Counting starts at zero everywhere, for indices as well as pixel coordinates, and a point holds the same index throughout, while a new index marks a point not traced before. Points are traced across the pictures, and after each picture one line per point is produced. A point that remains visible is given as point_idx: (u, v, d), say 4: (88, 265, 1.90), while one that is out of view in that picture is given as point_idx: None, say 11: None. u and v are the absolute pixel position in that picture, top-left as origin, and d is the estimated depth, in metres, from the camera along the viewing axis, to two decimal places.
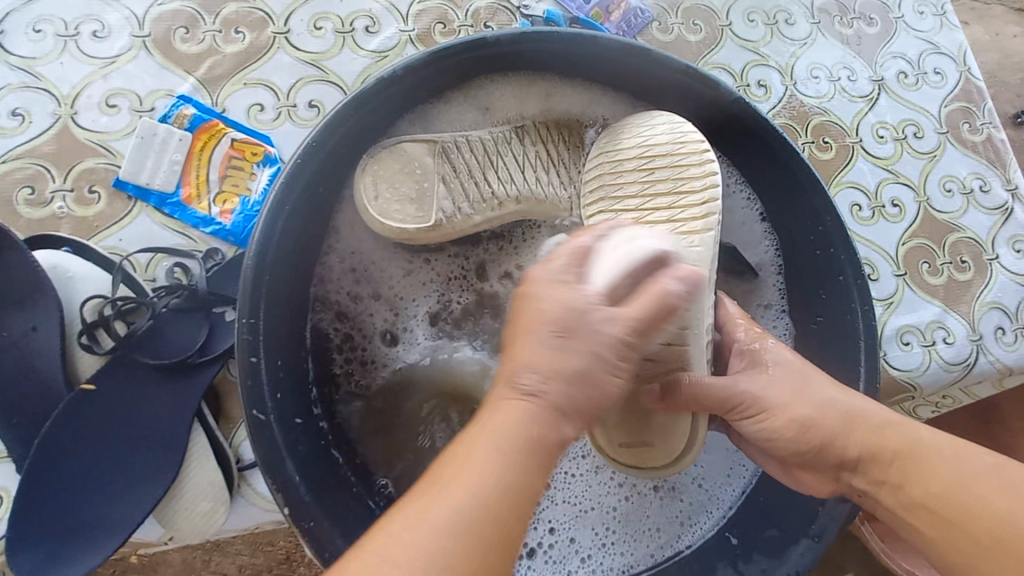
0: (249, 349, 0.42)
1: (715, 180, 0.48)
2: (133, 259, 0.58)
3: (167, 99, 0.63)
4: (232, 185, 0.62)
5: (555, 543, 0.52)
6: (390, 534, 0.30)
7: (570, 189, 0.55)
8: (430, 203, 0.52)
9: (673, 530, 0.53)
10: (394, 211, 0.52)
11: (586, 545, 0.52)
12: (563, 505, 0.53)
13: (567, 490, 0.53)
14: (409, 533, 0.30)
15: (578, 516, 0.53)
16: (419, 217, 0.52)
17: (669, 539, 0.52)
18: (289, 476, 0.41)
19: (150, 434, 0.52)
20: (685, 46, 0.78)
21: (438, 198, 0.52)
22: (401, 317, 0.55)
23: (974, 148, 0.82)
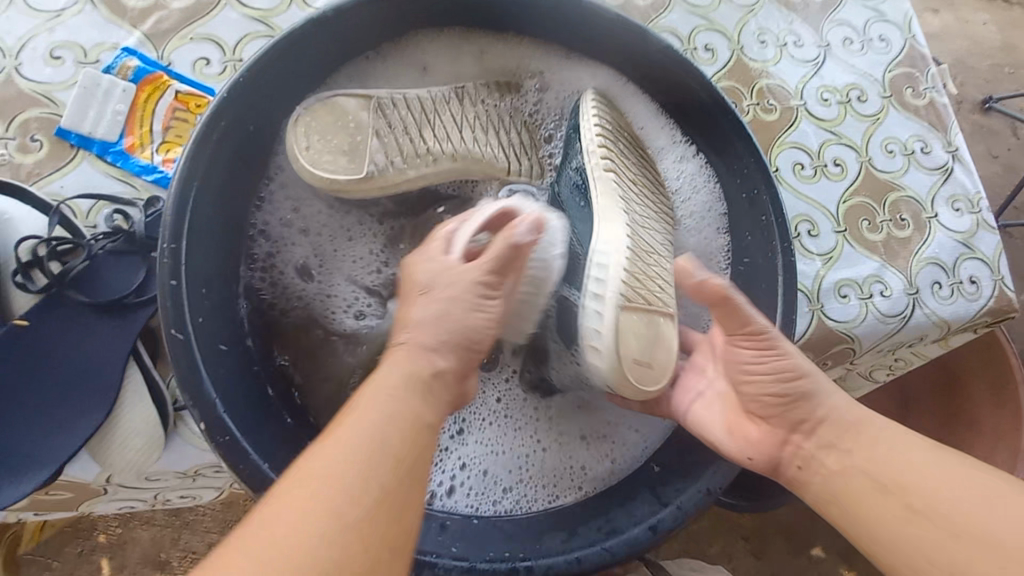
0: (170, 273, 0.43)
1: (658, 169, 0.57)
2: (74, 205, 0.59)
3: (111, 52, 0.64)
4: (176, 136, 0.63)
5: (481, 475, 0.55)
6: (279, 502, 0.34)
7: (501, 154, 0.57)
8: (363, 155, 0.53)
9: (584, 473, 0.56)
10: (326, 160, 0.52)
11: (509, 478, 0.55)
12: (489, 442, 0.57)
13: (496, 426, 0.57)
14: (293, 495, 0.34)
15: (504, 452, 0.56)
16: (351, 169, 0.53)
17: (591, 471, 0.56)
18: (205, 394, 0.42)
19: (85, 370, 0.53)
20: (633, 10, 0.79)
21: (372, 151, 0.53)
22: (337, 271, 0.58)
23: (916, 112, 0.84)
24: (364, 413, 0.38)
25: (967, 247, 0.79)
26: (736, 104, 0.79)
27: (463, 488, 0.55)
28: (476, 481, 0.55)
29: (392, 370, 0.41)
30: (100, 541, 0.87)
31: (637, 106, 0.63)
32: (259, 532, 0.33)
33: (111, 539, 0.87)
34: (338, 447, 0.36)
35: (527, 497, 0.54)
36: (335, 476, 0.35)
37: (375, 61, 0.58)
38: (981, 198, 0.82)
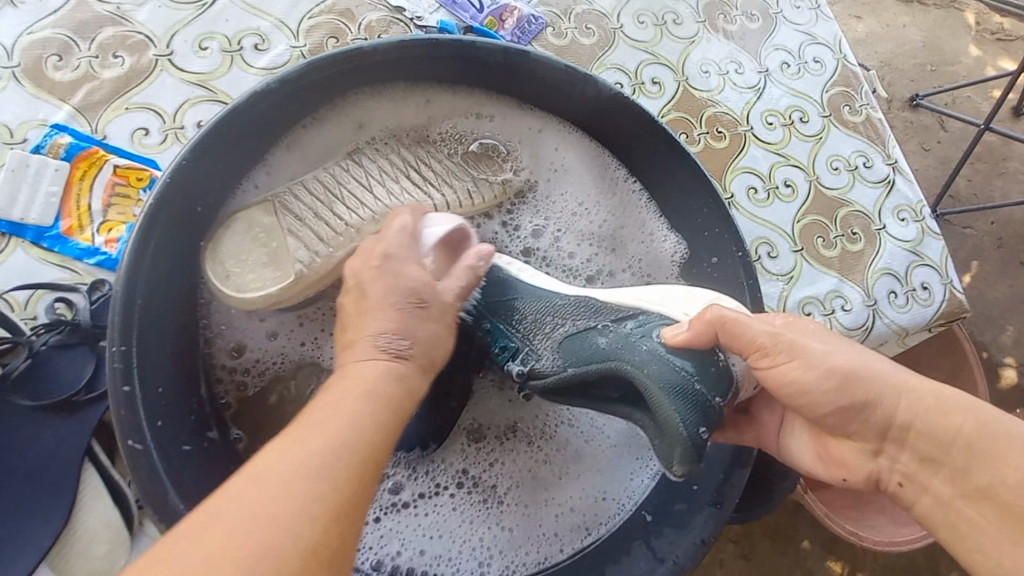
0: (123, 378, 0.41)
1: (555, 165, 0.62)
2: (10, 297, 0.55)
3: (40, 130, 0.61)
4: (118, 213, 0.60)
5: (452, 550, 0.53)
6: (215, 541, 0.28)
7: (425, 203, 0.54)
8: (286, 259, 0.50)
9: (574, 532, 0.53)
10: (249, 281, 0.49)
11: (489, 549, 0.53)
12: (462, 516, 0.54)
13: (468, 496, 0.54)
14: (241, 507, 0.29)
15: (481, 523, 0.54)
16: (277, 277, 0.49)
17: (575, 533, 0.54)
18: (171, 505, 0.40)
19: (33, 481, 0.49)
20: (580, 48, 0.80)
21: (292, 250, 0.50)
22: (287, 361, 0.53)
23: (855, 128, 0.88)
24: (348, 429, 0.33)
25: (916, 255, 0.83)
26: (687, 134, 0.81)
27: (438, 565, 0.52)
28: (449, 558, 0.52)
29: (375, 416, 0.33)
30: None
31: (564, 140, 0.62)
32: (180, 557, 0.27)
33: None
34: (272, 467, 0.30)
35: (517, 562, 0.52)
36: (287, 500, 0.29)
37: (314, 127, 0.56)
38: (924, 205, 0.86)
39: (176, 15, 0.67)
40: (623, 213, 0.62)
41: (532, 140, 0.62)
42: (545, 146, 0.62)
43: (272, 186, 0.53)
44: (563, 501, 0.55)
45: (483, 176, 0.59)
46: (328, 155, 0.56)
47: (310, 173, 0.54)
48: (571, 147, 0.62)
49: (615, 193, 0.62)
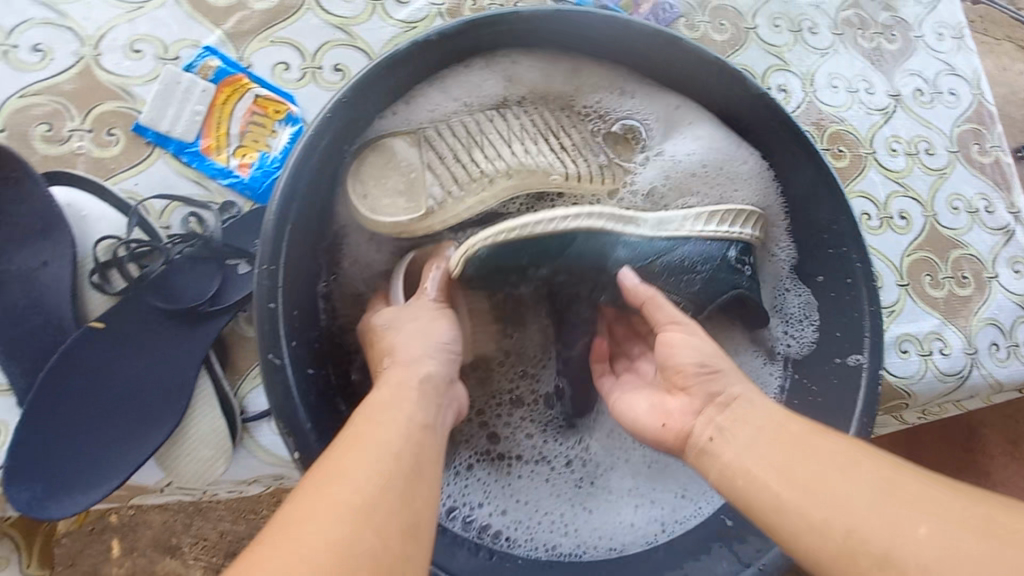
0: (267, 295, 0.42)
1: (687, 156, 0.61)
2: (148, 204, 0.58)
3: (193, 50, 0.63)
4: (252, 140, 0.62)
5: (530, 515, 0.54)
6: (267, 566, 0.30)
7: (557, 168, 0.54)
8: (420, 191, 0.52)
9: (646, 519, 0.54)
10: (383, 204, 0.52)
11: (564, 521, 0.54)
12: (542, 485, 0.56)
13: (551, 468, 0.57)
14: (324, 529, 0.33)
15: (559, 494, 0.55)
16: (410, 207, 0.52)
17: (648, 524, 0.54)
18: (300, 421, 0.42)
19: (153, 379, 0.52)
20: (710, 44, 0.78)
21: (426, 185, 0.52)
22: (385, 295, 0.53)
23: (981, 169, 0.84)
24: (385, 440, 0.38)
25: None
26: None
27: (513, 524, 0.53)
28: (526, 521, 0.53)
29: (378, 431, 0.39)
30: None
31: (701, 133, 0.60)
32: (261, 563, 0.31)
33: None
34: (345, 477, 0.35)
35: (590, 539, 0.53)
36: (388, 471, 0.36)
37: (456, 81, 0.55)
38: None
39: None
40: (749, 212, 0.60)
41: (667, 126, 0.61)
42: (676, 134, 0.61)
43: (415, 124, 0.54)
44: (644, 492, 0.56)
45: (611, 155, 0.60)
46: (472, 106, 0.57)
47: (453, 120, 0.55)
48: (709, 140, 0.60)
49: (746, 191, 0.60)
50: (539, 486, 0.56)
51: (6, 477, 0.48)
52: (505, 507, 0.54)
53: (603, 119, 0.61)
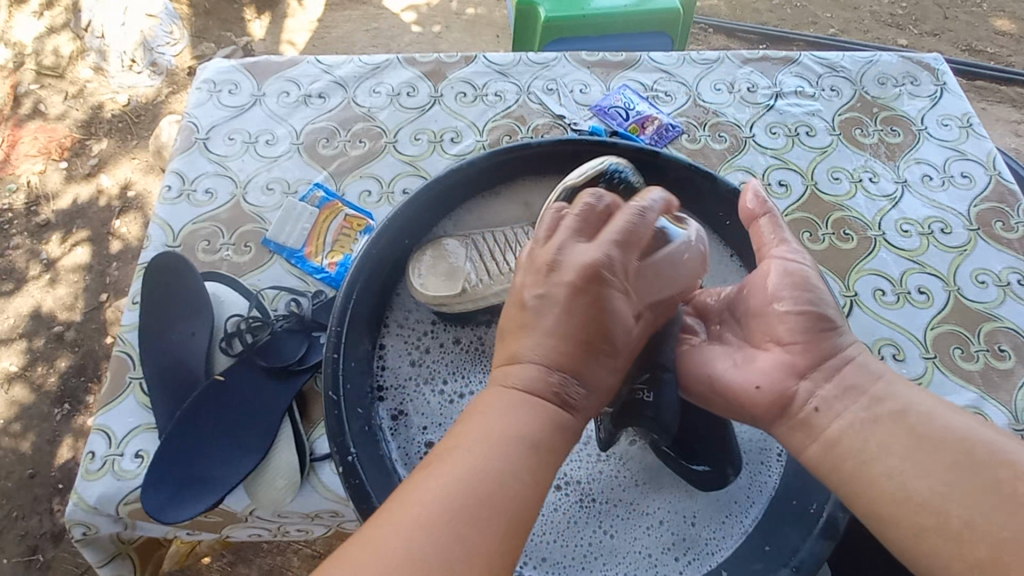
0: (333, 349, 0.59)
1: None
2: (265, 293, 0.79)
3: (307, 185, 0.88)
4: (341, 247, 0.83)
5: (537, 544, 0.56)
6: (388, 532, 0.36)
7: None
8: (459, 277, 0.66)
9: (668, 559, 0.55)
10: (432, 287, 0.65)
11: (574, 557, 0.55)
12: (554, 519, 0.57)
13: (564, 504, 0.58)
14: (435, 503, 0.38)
15: (572, 528, 0.57)
16: (450, 288, 0.65)
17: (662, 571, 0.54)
18: (346, 446, 0.56)
19: (248, 420, 0.67)
20: (710, 152, 0.92)
21: (467, 273, 0.67)
22: (441, 359, 0.65)
23: (1009, 244, 0.85)
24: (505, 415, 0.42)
25: None
26: (811, 233, 0.86)
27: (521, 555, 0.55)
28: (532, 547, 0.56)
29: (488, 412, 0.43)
30: None
31: None
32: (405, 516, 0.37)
33: None
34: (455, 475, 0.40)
35: None
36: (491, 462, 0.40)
37: (489, 199, 0.73)
38: None
39: (404, 115, 0.95)
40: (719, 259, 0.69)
41: None
42: None
43: (464, 232, 0.71)
44: (654, 536, 0.56)
45: None
46: (500, 218, 0.72)
47: (496, 228, 0.71)
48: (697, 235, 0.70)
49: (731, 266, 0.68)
50: (561, 517, 0.57)
51: (147, 485, 0.64)
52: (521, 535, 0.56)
53: None
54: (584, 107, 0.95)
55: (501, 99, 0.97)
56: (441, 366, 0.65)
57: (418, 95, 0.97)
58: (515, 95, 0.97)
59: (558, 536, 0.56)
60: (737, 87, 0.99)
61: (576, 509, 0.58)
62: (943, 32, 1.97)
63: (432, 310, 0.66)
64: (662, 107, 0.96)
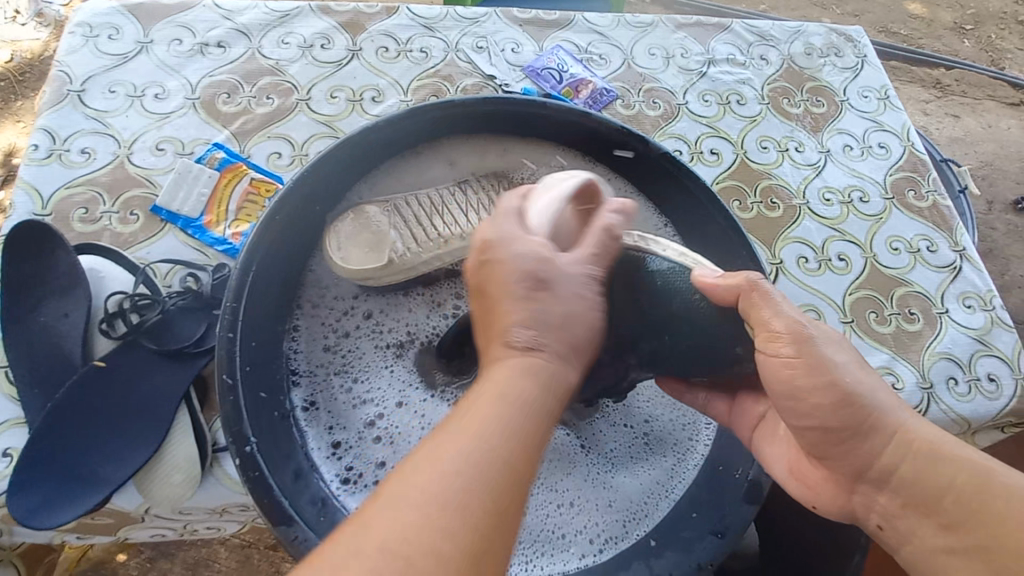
0: (228, 327, 0.52)
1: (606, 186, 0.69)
2: (155, 267, 0.70)
3: (205, 146, 0.78)
4: (246, 215, 0.75)
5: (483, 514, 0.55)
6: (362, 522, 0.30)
7: None
8: (384, 246, 0.61)
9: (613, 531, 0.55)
10: (354, 257, 0.60)
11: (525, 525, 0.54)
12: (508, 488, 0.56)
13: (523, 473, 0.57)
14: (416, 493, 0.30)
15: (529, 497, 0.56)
16: (374, 259, 0.61)
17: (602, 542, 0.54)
18: (245, 436, 0.49)
19: (136, 410, 0.60)
20: (645, 118, 0.90)
21: (392, 242, 0.61)
22: (363, 340, 0.61)
23: (920, 212, 0.89)
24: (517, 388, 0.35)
25: (983, 344, 0.80)
26: (741, 201, 0.86)
27: None
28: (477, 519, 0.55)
29: (509, 375, 0.36)
30: None
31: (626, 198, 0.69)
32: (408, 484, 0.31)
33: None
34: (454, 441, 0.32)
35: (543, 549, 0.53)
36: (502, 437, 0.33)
37: (410, 160, 0.67)
38: (993, 296, 0.84)
39: (318, 70, 0.86)
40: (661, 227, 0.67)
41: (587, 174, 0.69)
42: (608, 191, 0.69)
43: (386, 196, 0.65)
44: (607, 507, 0.56)
45: None
46: (424, 181, 0.67)
47: (422, 190, 0.66)
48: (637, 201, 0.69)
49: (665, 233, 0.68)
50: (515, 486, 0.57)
51: (13, 489, 0.55)
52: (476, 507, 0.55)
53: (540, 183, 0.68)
54: (516, 67, 0.90)
55: (426, 56, 0.89)
56: (360, 345, 0.61)
57: (333, 48, 0.88)
58: (442, 52, 0.90)
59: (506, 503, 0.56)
60: (671, 53, 0.97)
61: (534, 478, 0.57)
62: (864, 12, 2.05)
63: (351, 284, 0.62)
64: (596, 71, 0.92)
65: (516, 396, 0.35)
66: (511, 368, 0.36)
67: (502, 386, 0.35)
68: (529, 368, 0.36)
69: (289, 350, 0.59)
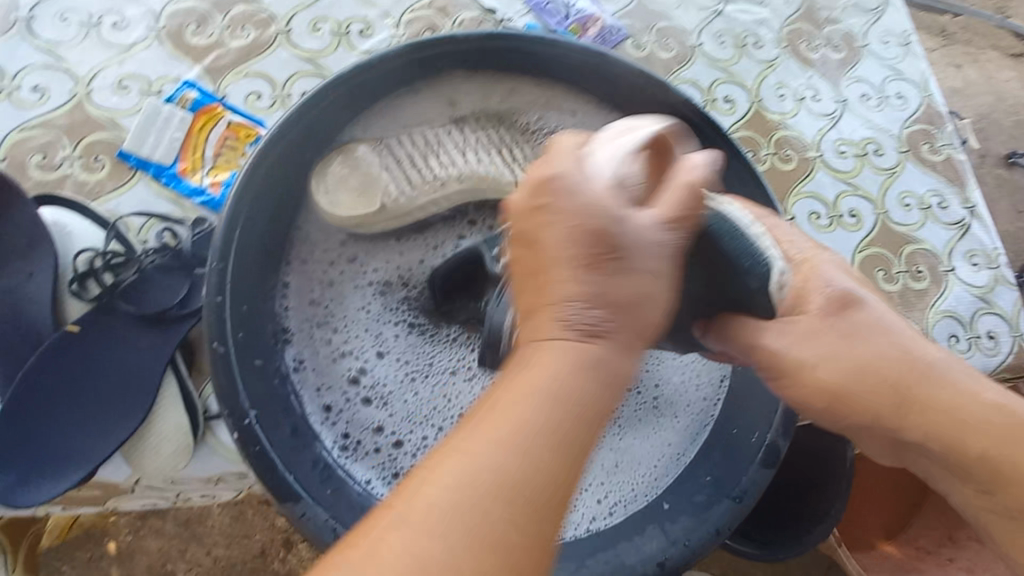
0: (216, 289, 0.48)
1: None
2: (127, 221, 0.64)
3: (174, 84, 0.70)
4: (225, 162, 0.68)
5: None
6: (425, 496, 0.29)
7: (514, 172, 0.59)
8: (375, 191, 0.56)
9: (609, 498, 0.53)
10: (342, 203, 0.56)
11: None
12: None
13: None
14: (464, 472, 0.29)
15: None
16: (366, 205, 0.56)
17: (598, 510, 0.53)
18: (244, 408, 0.47)
19: (120, 379, 0.56)
20: (656, 61, 0.84)
21: (384, 186, 0.57)
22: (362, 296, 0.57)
23: (934, 167, 0.86)
24: (547, 385, 0.32)
25: (985, 303, 0.79)
26: (754, 153, 0.82)
27: None
28: None
29: (557, 352, 0.33)
30: (110, 549, 0.87)
31: None
32: (441, 474, 0.29)
33: (120, 547, 0.87)
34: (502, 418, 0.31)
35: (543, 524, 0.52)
36: (544, 456, 0.30)
37: (408, 98, 0.61)
38: (1000, 254, 0.83)
39: None
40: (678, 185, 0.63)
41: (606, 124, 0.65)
42: None
43: (380, 134, 0.59)
44: (604, 473, 0.54)
45: None
46: (423, 120, 0.61)
47: (415, 129, 0.61)
48: None
49: None
50: None
51: None
52: None
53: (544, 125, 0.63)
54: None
55: None
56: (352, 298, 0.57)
57: None
58: None
59: None
60: None
61: None
62: None
63: (345, 231, 0.57)
64: (605, 6, 0.85)
65: (567, 378, 0.32)
66: (560, 352, 0.33)
67: (545, 369, 0.33)
68: (584, 356, 0.33)
69: (275, 304, 0.54)
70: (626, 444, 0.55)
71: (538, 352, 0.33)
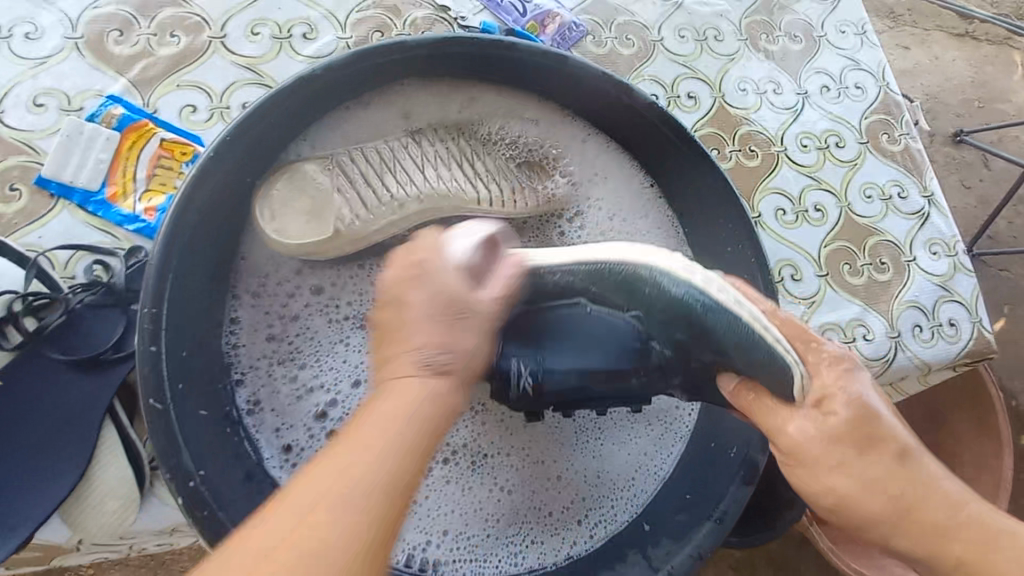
0: (150, 339, 0.43)
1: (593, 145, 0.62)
2: (52, 255, 0.58)
3: (96, 99, 0.64)
4: (160, 183, 0.63)
5: (460, 516, 0.52)
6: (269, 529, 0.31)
7: (476, 188, 0.56)
8: (327, 215, 0.53)
9: (588, 518, 0.54)
10: (291, 229, 0.52)
11: (504, 527, 0.53)
12: (480, 487, 0.53)
13: (493, 469, 0.54)
14: (310, 505, 0.31)
15: (500, 493, 0.53)
16: (317, 231, 0.53)
17: (580, 532, 0.53)
18: (190, 468, 0.43)
19: (52, 433, 0.51)
20: (618, 58, 0.81)
21: (336, 209, 0.53)
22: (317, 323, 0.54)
23: (893, 157, 0.87)
24: (407, 417, 0.35)
25: (945, 290, 0.81)
26: (719, 150, 0.81)
27: (446, 538, 0.52)
28: (454, 521, 0.52)
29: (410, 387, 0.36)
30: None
31: (607, 157, 0.63)
32: (301, 491, 0.32)
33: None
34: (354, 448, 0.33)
35: (526, 551, 0.52)
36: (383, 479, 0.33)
37: (359, 111, 0.57)
38: (957, 241, 0.84)
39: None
40: (643, 193, 0.63)
41: (569, 130, 0.62)
42: (591, 150, 0.62)
43: (330, 151, 0.56)
44: (584, 492, 0.54)
45: (542, 182, 0.61)
46: (376, 134, 0.58)
47: (368, 143, 0.57)
48: (621, 162, 0.63)
49: (648, 191, 0.63)
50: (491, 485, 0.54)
51: None
52: (460, 516, 0.52)
53: (505, 135, 0.61)
54: None
55: None
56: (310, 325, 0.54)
57: None
58: None
59: (478, 509, 0.53)
60: None
61: (508, 473, 0.54)
62: None
63: (295, 257, 0.54)
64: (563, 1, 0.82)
65: (421, 408, 0.36)
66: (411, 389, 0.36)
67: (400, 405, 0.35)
68: (435, 390, 0.37)
69: (226, 344, 0.52)
70: (606, 462, 0.56)
71: (392, 389, 0.36)
